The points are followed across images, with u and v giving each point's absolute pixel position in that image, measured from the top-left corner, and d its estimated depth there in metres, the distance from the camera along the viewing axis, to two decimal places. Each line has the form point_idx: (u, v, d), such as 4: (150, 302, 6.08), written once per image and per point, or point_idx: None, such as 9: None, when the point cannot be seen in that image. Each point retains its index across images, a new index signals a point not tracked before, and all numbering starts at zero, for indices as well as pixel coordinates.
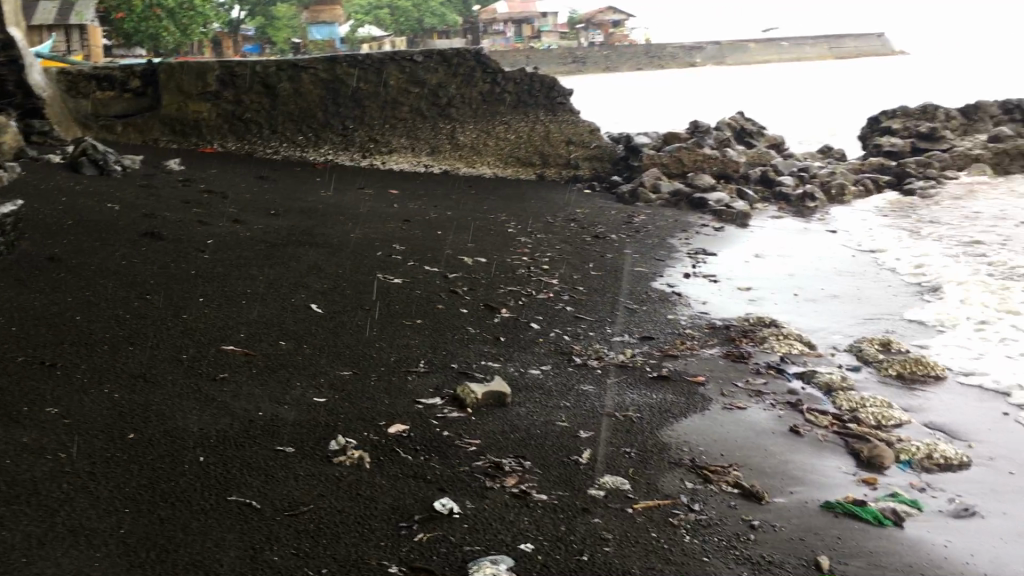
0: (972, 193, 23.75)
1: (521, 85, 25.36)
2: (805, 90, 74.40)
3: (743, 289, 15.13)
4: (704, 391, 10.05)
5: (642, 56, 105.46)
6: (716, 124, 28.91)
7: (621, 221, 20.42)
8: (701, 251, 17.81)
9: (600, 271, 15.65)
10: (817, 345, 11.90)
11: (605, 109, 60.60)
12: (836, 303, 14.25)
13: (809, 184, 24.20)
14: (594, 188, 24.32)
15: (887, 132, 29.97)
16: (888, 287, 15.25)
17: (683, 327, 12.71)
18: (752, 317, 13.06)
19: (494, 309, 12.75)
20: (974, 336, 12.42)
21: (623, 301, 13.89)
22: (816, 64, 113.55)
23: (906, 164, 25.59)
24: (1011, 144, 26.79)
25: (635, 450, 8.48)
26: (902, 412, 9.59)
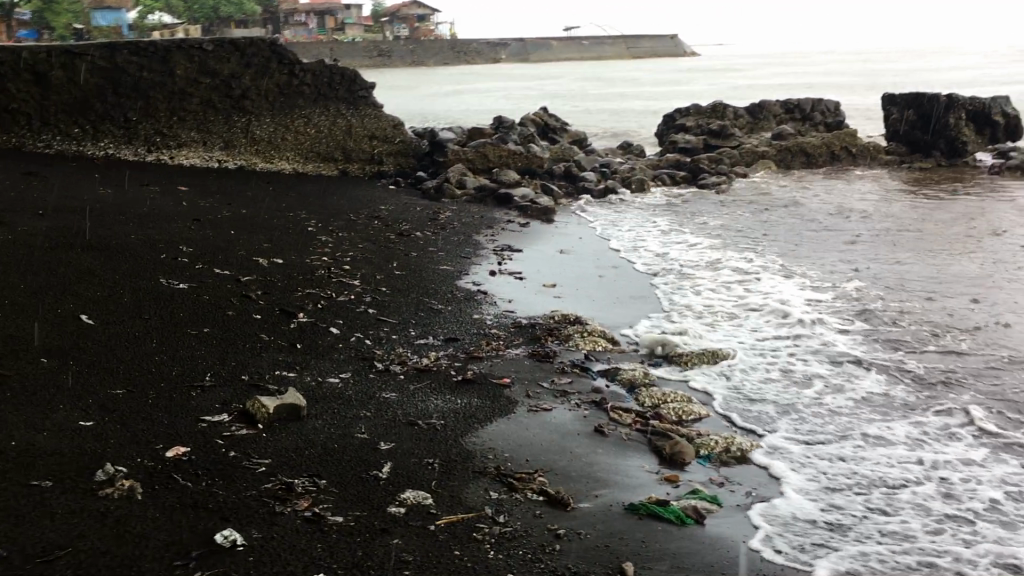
0: (759, 188, 24.97)
1: (320, 77, 25.23)
2: (605, 87, 76.83)
3: (548, 286, 15.11)
4: (510, 393, 9.80)
5: (447, 51, 106.35)
6: (520, 120, 29.09)
7: (426, 218, 20.05)
8: (506, 248, 17.70)
9: (404, 271, 15.19)
10: (620, 341, 11.95)
11: (412, 104, 60.28)
12: (637, 297, 14.46)
13: (609, 180, 24.69)
14: (399, 184, 23.81)
15: (681, 129, 31.15)
16: (686, 277, 15.63)
17: (488, 327, 12.46)
18: (557, 314, 13.01)
19: (290, 314, 12.03)
20: (767, 318, 12.83)
21: (427, 301, 13.49)
22: (615, 62, 117.75)
23: (699, 160, 26.61)
24: (792, 142, 28.40)
25: (438, 460, 8.09)
26: (701, 405, 9.69)
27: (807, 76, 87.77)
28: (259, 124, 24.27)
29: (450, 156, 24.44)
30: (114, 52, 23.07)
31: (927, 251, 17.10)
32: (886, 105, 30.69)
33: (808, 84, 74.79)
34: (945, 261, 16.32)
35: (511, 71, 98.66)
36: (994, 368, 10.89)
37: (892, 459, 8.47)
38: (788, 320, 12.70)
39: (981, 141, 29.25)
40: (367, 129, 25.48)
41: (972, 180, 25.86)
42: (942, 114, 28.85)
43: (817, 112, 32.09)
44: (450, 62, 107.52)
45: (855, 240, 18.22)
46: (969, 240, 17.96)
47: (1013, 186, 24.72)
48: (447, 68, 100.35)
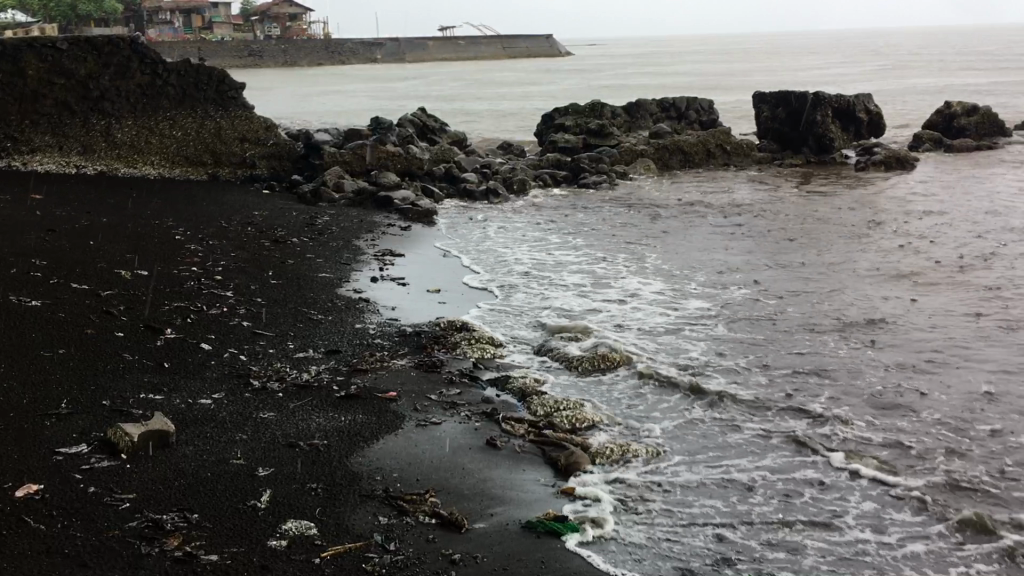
0: (640, 187, 25.15)
1: (185, 77, 24.44)
2: (483, 87, 76.79)
3: (433, 291, 14.68)
4: (397, 407, 9.33)
5: (322, 51, 104.53)
6: (399, 121, 28.57)
7: (303, 223, 19.32)
8: (387, 253, 17.16)
9: (279, 280, 14.46)
10: (510, 346, 11.62)
11: (287, 105, 58.81)
12: (523, 300, 14.18)
13: (491, 180, 24.41)
14: (274, 188, 22.87)
15: (561, 129, 31.19)
16: (573, 278, 15.47)
17: (372, 336, 11.94)
18: (444, 320, 12.60)
19: (157, 330, 11.22)
20: (656, 320, 12.76)
21: (306, 312, 12.86)
22: (492, 61, 117.99)
23: (580, 160, 26.64)
24: (670, 139, 28.76)
25: (322, 484, 7.57)
26: (594, 411, 9.44)
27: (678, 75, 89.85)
28: (120, 128, 23.22)
29: (326, 158, 23.65)
30: None
31: (803, 247, 17.45)
32: (757, 103, 31.44)
33: (679, 84, 76.51)
34: (821, 256, 16.67)
35: (387, 72, 97.53)
36: (878, 358, 11.04)
37: (786, 460, 8.40)
38: (676, 321, 12.65)
39: (846, 138, 30.29)
40: (236, 131, 24.40)
41: (840, 175, 26.72)
42: (810, 112, 29.74)
43: (691, 110, 32.64)
44: (324, 62, 105.62)
45: (734, 238, 18.46)
46: (841, 236, 18.43)
47: (878, 181, 25.64)
48: (323, 68, 98.63)
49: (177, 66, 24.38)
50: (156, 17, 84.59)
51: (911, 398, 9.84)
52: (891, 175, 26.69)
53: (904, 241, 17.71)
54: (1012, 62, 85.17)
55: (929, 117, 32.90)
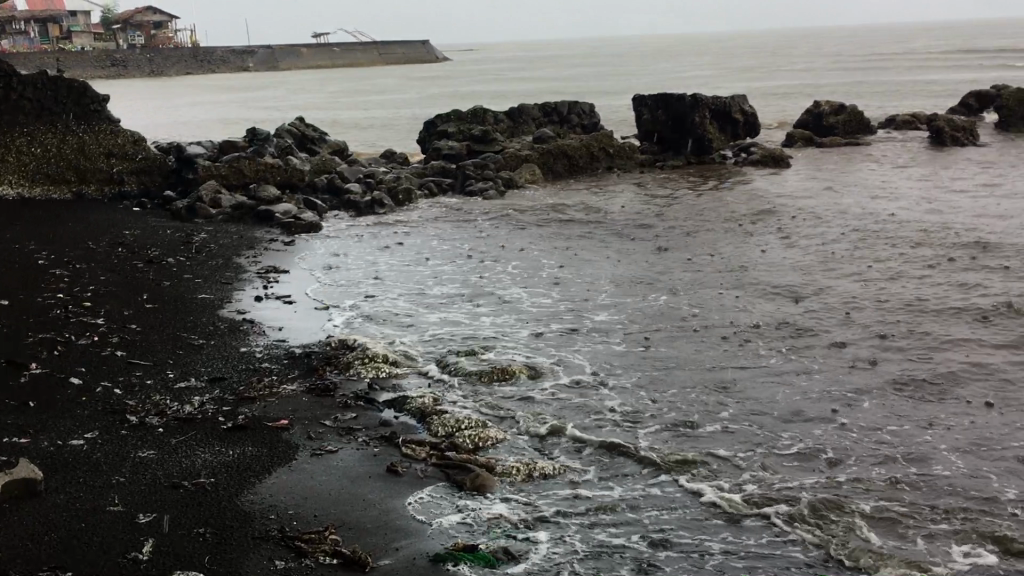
0: (526, 194, 25.06)
1: (43, 91, 23.27)
2: (361, 94, 75.76)
3: (322, 308, 14.12)
4: (289, 436, 8.80)
5: (191, 60, 101.49)
6: (277, 132, 27.77)
7: (178, 241, 18.40)
8: (271, 269, 16.46)
9: (155, 303, 13.64)
10: (404, 364, 11.21)
11: (156, 117, 56.65)
12: (416, 315, 13.79)
13: (375, 190, 23.86)
14: (145, 206, 21.84)
15: (444, 135, 30.88)
16: (465, 290, 15.16)
17: (259, 360, 11.32)
18: (335, 339, 12.09)
19: (20, 365, 10.36)
20: (553, 331, 12.57)
21: (186, 337, 12.12)
22: (368, 67, 116.69)
23: (465, 167, 26.36)
24: (554, 144, 28.78)
25: (211, 528, 7.00)
26: (497, 428, 9.12)
27: (555, 79, 90.73)
28: None
29: (200, 172, 22.69)
30: None
31: (692, 253, 17.62)
32: (637, 106, 31.82)
33: (557, 87, 77.20)
34: (710, 261, 16.85)
35: (261, 79, 95.22)
36: (776, 362, 11.12)
37: (695, 470, 8.26)
38: (573, 332, 12.50)
39: (724, 139, 30.98)
40: (102, 145, 23.25)
41: (721, 176, 27.25)
42: (688, 114, 30.27)
43: (573, 115, 32.82)
44: (194, 70, 102.46)
45: (624, 245, 18.51)
46: (726, 240, 18.71)
47: (757, 182, 26.26)
48: (193, 77, 95.65)
49: (33, 79, 23.19)
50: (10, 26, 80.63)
51: (809, 399, 9.90)
52: (768, 174, 27.35)
53: (787, 247, 18.12)
54: (870, 62, 89.31)
55: (800, 118, 33.98)
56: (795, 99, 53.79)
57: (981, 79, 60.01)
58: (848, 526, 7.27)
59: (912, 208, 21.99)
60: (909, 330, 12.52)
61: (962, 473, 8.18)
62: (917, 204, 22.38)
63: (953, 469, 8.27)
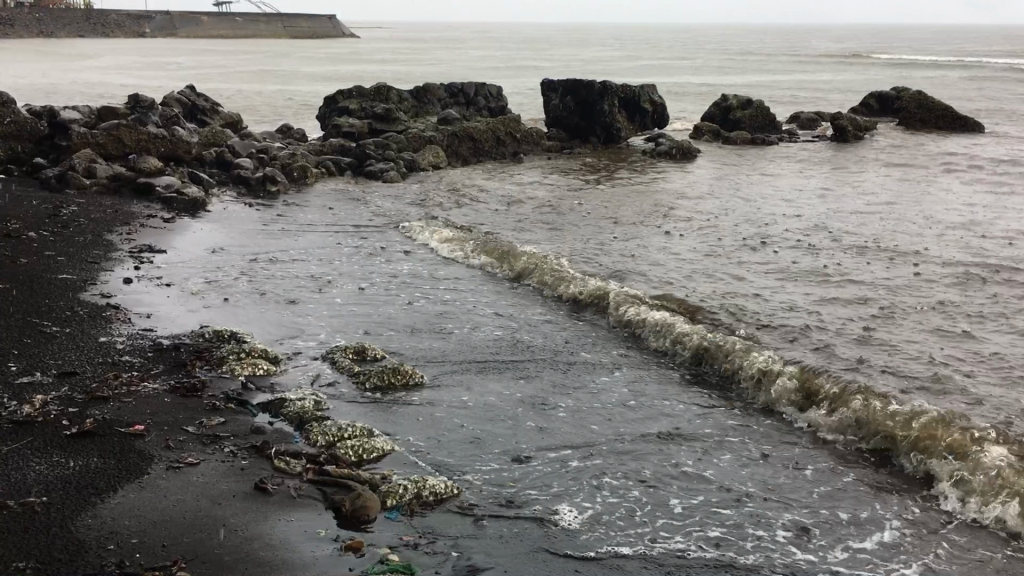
0: (429, 178, 24.10)
1: None
2: (261, 67, 73.07)
3: (198, 294, 12.89)
4: (143, 446, 7.67)
5: (80, 22, 96.64)
6: (164, 99, 26.04)
7: (44, 213, 16.82)
8: (145, 249, 15.04)
9: (5, 283, 12.15)
10: (285, 362, 10.18)
11: (36, 79, 53.36)
12: (303, 306, 12.70)
13: (268, 167, 22.52)
14: (11, 174, 20.11)
15: (344, 111, 29.62)
16: (361, 280, 14.13)
17: (119, 353, 10.06)
18: (208, 329, 10.91)
19: None
20: (451, 331, 11.70)
21: (37, 323, 10.75)
22: (270, 39, 113.02)
23: (366, 146, 25.20)
24: (460, 126, 27.83)
25: (33, 562, 5.87)
26: (385, 438, 8.19)
27: (464, 61, 89.56)
28: None
29: (75, 140, 20.96)
30: None
31: (601, 249, 17.00)
32: (545, 91, 31.11)
33: (464, 70, 76.08)
34: (619, 258, 16.26)
35: (155, 46, 91.30)
36: (689, 369, 10.51)
37: (601, 494, 7.49)
38: (474, 333, 11.66)
39: (633, 128, 30.54)
40: None
41: (629, 168, 26.77)
42: (598, 101, 29.71)
43: (480, 96, 31.89)
44: (85, 34, 97.64)
45: (530, 239, 17.76)
46: (631, 236, 18.21)
47: (664, 176, 25.87)
48: (80, 41, 90.87)
49: None
50: None
51: (721, 414, 9.34)
52: (675, 166, 27.04)
53: (697, 242, 17.66)
54: (772, 59, 91.08)
55: (707, 111, 33.84)
56: (701, 92, 54.11)
57: (878, 81, 61.61)
58: (776, 563, 6.60)
59: (817, 207, 21.89)
60: (826, 328, 12.07)
61: (887, 496, 7.66)
62: (823, 203, 22.32)
63: (874, 489, 7.79)
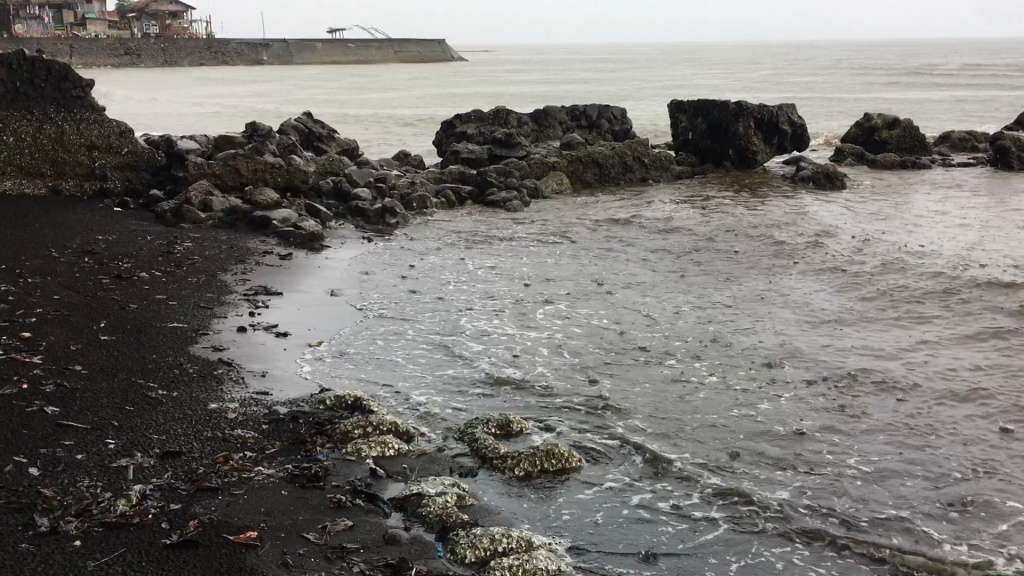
0: (553, 207, 22.58)
1: (18, 72, 20.54)
2: (374, 93, 73.31)
3: (315, 345, 11.58)
4: (257, 562, 6.23)
5: (202, 52, 99.96)
6: (282, 126, 25.29)
7: (158, 250, 15.93)
8: (260, 291, 13.90)
9: (111, 334, 11.05)
10: (418, 441, 8.67)
11: (158, 109, 54.45)
12: (431, 359, 11.24)
13: (387, 197, 21.38)
14: (128, 206, 19.50)
15: (463, 137, 28.47)
16: (490, 327, 12.60)
17: (230, 425, 8.73)
18: (330, 393, 9.52)
19: None
20: (603, 396, 10.03)
21: (141, 385, 9.55)
22: (383, 65, 114.42)
23: (487, 173, 23.83)
24: (585, 152, 26.22)
25: None
26: (548, 553, 6.57)
27: (575, 83, 88.45)
28: None
29: (191, 170, 20.19)
30: None
31: (758, 288, 15.05)
32: (674, 112, 29.27)
33: (575, 92, 75.07)
34: (781, 299, 14.31)
35: (272, 74, 93.40)
36: (899, 464, 8.57)
37: None
38: (630, 399, 9.96)
39: (771, 151, 28.32)
40: (83, 136, 20.77)
41: (769, 195, 24.66)
42: (731, 122, 27.58)
43: (603, 119, 30.22)
44: (207, 62, 100.67)
45: (674, 275, 15.97)
46: (787, 274, 16.23)
47: (810, 203, 23.69)
48: (202, 71, 93.62)
49: (8, 58, 20.49)
50: (24, 11, 82.15)
51: (951, 529, 7.44)
52: (819, 194, 24.80)
53: (867, 282, 15.55)
54: (899, 75, 87.09)
55: (849, 132, 31.36)
56: (829, 111, 51.34)
57: (1022, 99, 57.45)
58: None
59: (992, 239, 19.43)
60: None
61: None
62: (999, 236, 19.81)
63: None
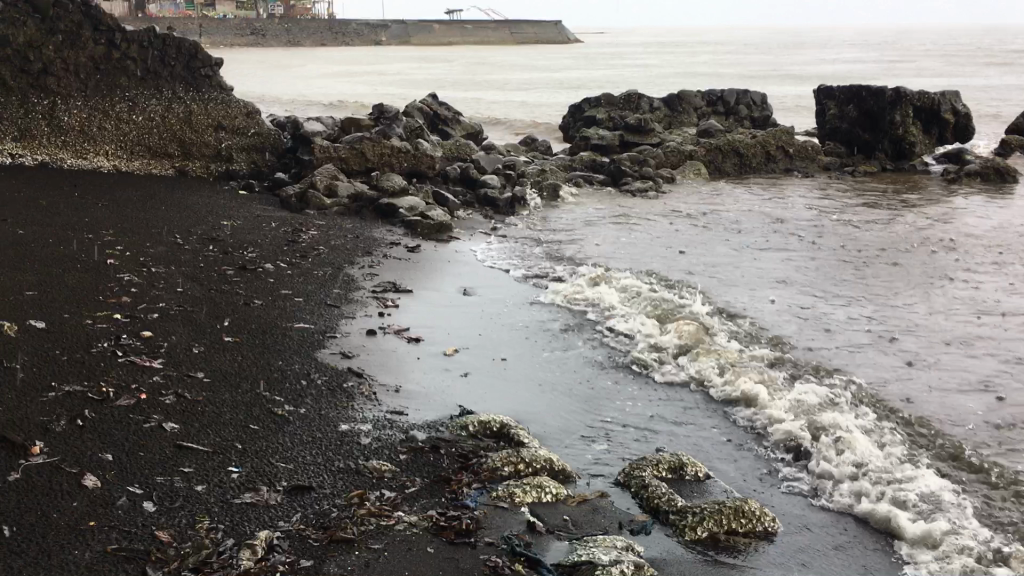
0: (693, 197, 21.05)
1: (148, 47, 20.19)
2: (493, 74, 72.37)
3: (450, 354, 10.49)
4: None
5: (324, 32, 101.11)
6: (407, 107, 24.35)
7: (284, 238, 15.14)
8: (389, 288, 12.89)
9: (235, 335, 10.20)
10: (577, 485, 7.46)
11: (281, 87, 54.70)
12: (581, 375, 10.04)
13: (517, 185, 20.21)
14: (253, 189, 18.88)
15: (593, 121, 27.13)
16: (642, 339, 11.28)
17: (365, 453, 7.70)
18: (474, 418, 8.39)
19: (16, 443, 6.96)
20: (786, 431, 8.60)
21: (267, 398, 8.62)
22: (500, 45, 113.55)
23: (622, 162, 22.43)
24: (725, 139, 24.52)
25: None
26: None
27: (698, 67, 85.74)
28: (68, 108, 19.24)
29: (317, 153, 19.42)
30: None
31: (940, 301, 13.29)
32: (823, 99, 27.35)
33: (699, 75, 72.71)
34: (970, 316, 12.57)
35: (391, 54, 93.47)
36: None
37: None
38: (818, 436, 8.49)
39: (931, 142, 26.01)
40: (210, 117, 20.29)
41: (929, 192, 22.52)
42: (887, 112, 25.48)
43: (743, 104, 28.37)
44: (326, 42, 101.50)
45: (839, 282, 14.32)
46: (970, 283, 14.38)
47: (978, 202, 21.52)
48: (322, 50, 94.46)
49: (139, 35, 20.21)
50: None
51: None
52: (987, 190, 22.52)
53: None
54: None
55: (1016, 122, 28.71)
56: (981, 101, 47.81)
57: None
58: None
59: None
60: None
61: None
62: None
63: None
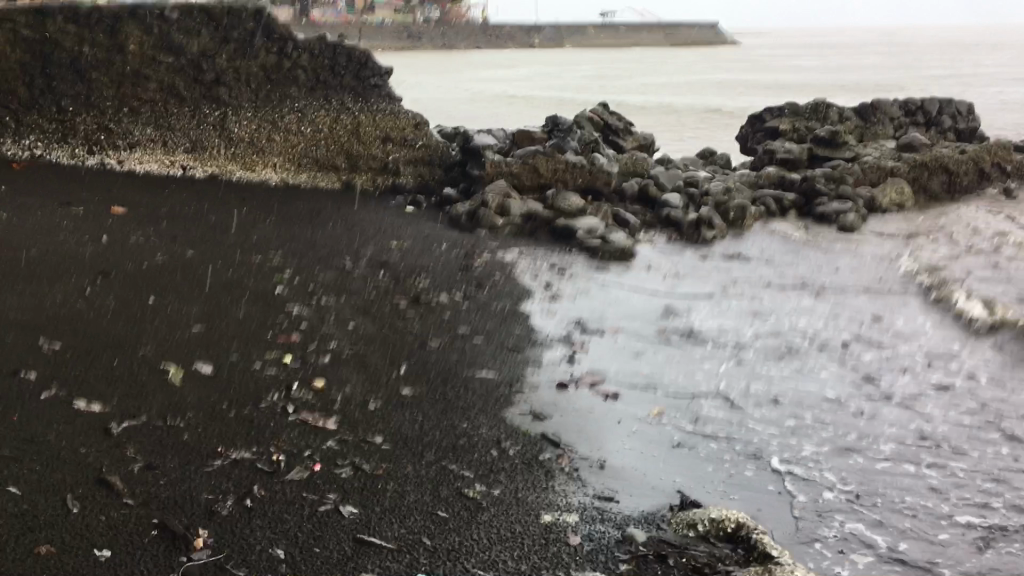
0: (898, 225, 18.82)
1: (320, 57, 19.34)
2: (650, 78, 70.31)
3: (657, 415, 8.91)
4: None
5: (478, 36, 101.38)
6: (578, 117, 22.93)
7: (456, 265, 13.98)
8: (576, 328, 11.46)
9: (413, 388, 9.00)
10: None
11: (437, 93, 54.42)
12: (811, 445, 8.28)
13: (700, 205, 18.49)
14: (421, 206, 17.96)
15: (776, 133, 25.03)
16: (876, 396, 9.46)
17: (575, 560, 6.30)
18: (704, 513, 6.84)
19: (175, 533, 5.93)
20: None
21: (454, 474, 7.34)
22: (655, 47, 111.16)
23: (815, 179, 20.35)
24: (930, 154, 21.99)
25: None
26: None
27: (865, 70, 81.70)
28: (238, 118, 18.92)
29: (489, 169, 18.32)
30: (45, 20, 17.79)
31: None
32: None
33: (871, 78, 68.71)
34: None
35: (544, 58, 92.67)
36: None
37: None
38: None
39: None
40: (379, 128, 19.50)
41: None
42: None
43: (947, 116, 25.61)
44: (479, 46, 101.71)
45: None
46: None
47: None
48: (476, 54, 94.59)
49: (310, 44, 19.26)
50: None
51: None
52: None
53: None
54: None
55: None
56: None
57: None
58: None
59: None
60: None
61: None
62: None
63: None
